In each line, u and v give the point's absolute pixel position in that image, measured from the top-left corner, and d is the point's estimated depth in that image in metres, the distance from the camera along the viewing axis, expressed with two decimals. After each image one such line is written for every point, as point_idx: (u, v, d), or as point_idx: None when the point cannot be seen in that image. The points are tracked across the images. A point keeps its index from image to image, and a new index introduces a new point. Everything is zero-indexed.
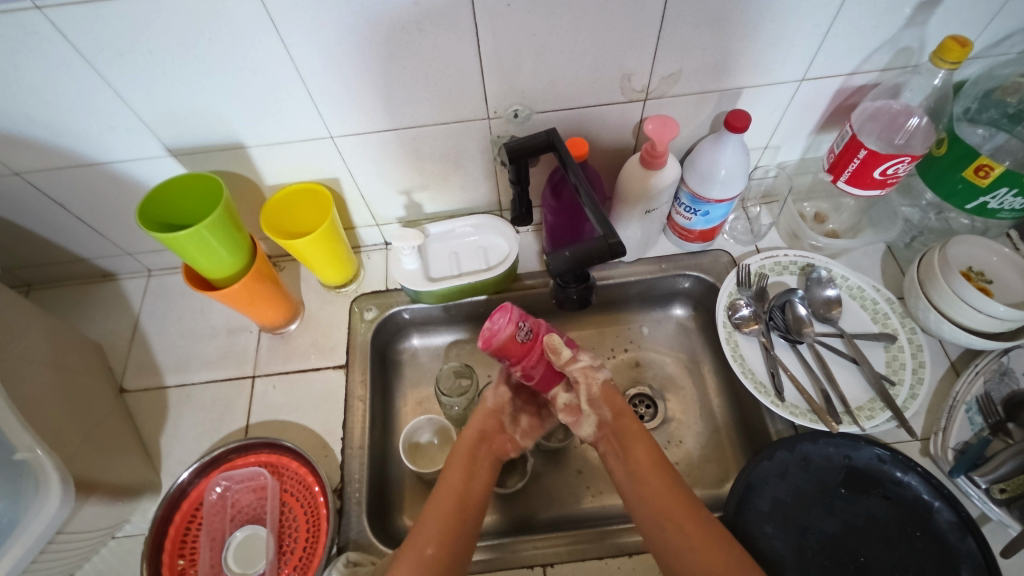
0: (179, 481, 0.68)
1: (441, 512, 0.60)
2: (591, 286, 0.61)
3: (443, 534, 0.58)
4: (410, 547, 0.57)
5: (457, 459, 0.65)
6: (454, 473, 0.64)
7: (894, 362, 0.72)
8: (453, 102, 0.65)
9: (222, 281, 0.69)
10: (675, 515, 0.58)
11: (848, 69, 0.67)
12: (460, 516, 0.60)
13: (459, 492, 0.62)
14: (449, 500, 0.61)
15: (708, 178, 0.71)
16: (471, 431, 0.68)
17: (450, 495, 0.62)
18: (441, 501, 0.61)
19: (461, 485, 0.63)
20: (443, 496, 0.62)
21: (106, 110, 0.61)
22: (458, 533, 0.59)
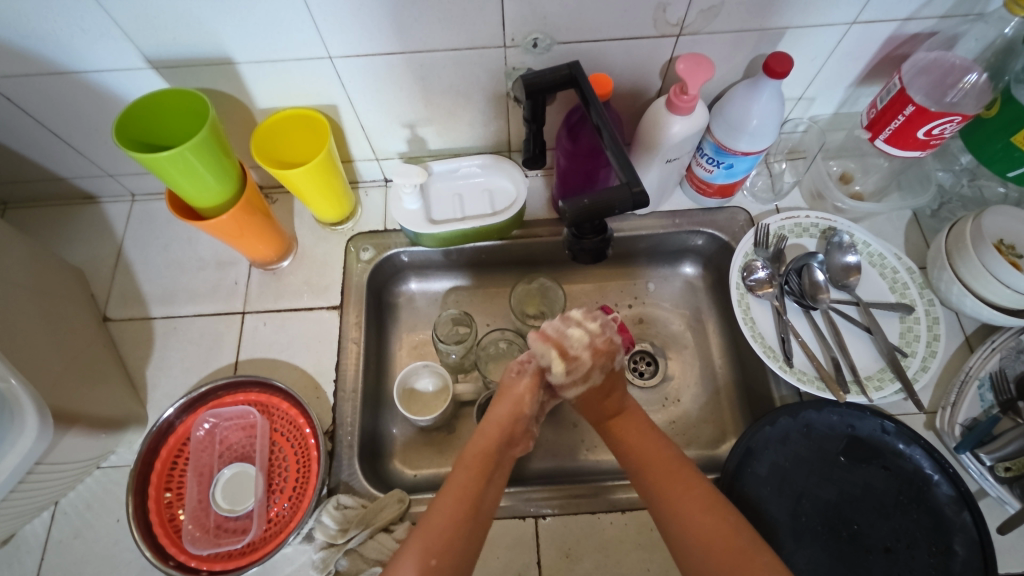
0: (165, 416, 0.66)
1: (448, 508, 0.54)
2: (607, 238, 0.56)
3: (450, 535, 0.52)
4: (411, 545, 0.51)
5: (471, 455, 0.59)
6: (463, 470, 0.57)
7: (908, 333, 0.70)
8: (467, 25, 0.59)
9: (210, 211, 0.64)
10: (681, 503, 0.55)
11: (904, 14, 0.61)
12: (468, 515, 0.54)
13: (466, 489, 0.56)
14: (456, 497, 0.55)
15: (737, 127, 0.66)
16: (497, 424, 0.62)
17: (459, 492, 0.55)
18: (448, 499, 0.55)
19: (471, 482, 0.56)
20: (450, 493, 0.55)
21: (77, 11, 0.54)
22: (462, 533, 0.53)
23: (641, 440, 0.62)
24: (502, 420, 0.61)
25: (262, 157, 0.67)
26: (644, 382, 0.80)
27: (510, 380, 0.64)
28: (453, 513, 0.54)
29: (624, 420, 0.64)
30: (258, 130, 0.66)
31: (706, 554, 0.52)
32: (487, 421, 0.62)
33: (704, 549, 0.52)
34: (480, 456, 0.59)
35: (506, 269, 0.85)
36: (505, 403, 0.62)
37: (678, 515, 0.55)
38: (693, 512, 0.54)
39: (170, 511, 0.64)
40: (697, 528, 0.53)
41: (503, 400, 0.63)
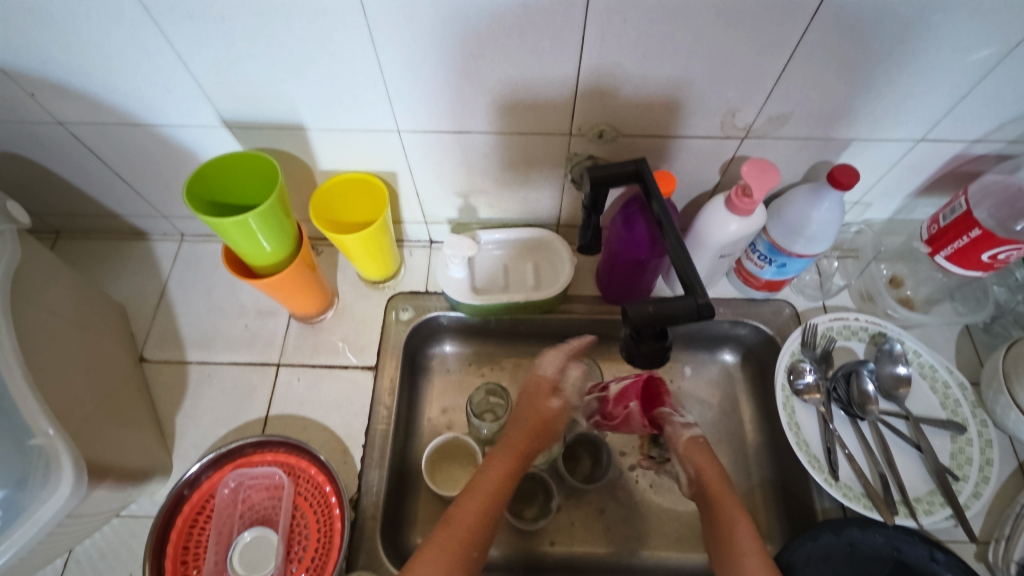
0: (188, 474, 0.64)
1: (476, 508, 0.55)
2: (667, 346, 0.51)
3: (480, 527, 0.55)
4: (437, 546, 0.52)
5: (505, 455, 0.60)
6: (497, 468, 0.59)
7: (960, 455, 0.67)
8: (537, 113, 0.60)
9: (265, 268, 0.65)
10: None
11: (973, 136, 0.61)
12: (494, 511, 0.56)
13: (497, 488, 0.57)
14: (489, 497, 0.57)
15: (795, 230, 0.65)
16: (520, 430, 0.62)
17: (492, 489, 0.57)
18: (480, 497, 0.56)
19: (502, 483, 0.58)
20: (481, 491, 0.57)
21: (163, 73, 0.56)
22: (489, 528, 0.56)
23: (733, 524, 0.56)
24: (545, 417, 0.63)
25: (316, 219, 0.68)
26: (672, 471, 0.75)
27: (539, 394, 0.64)
28: (484, 513, 0.55)
29: (721, 500, 0.58)
30: (318, 192, 0.67)
31: None
32: (514, 425, 0.62)
33: None
34: (509, 459, 0.59)
35: (540, 340, 0.83)
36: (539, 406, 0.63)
37: None
38: None
39: (185, 571, 0.62)
40: None
41: (546, 402, 0.63)
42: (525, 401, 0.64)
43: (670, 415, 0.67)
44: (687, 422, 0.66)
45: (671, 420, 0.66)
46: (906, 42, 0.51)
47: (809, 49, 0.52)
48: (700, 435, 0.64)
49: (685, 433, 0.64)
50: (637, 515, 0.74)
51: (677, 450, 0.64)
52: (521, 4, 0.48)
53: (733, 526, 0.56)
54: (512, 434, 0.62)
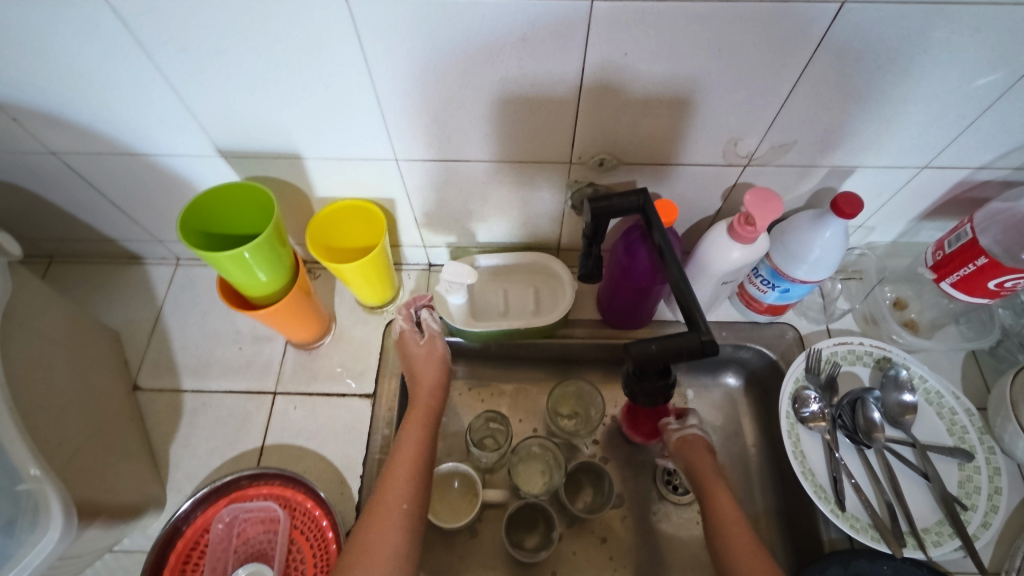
0: (176, 514, 0.63)
1: (405, 470, 0.59)
2: (672, 383, 0.50)
3: (409, 487, 0.58)
4: (375, 520, 0.55)
5: (409, 425, 0.63)
6: (411, 437, 0.62)
7: (968, 483, 0.66)
8: (537, 142, 0.59)
9: (262, 299, 0.64)
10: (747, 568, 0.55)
11: (978, 163, 0.60)
12: (421, 471, 0.60)
13: (416, 453, 0.61)
14: (409, 461, 0.60)
15: (797, 257, 0.64)
16: (423, 390, 0.67)
17: (412, 449, 0.61)
18: (402, 463, 0.59)
19: (418, 445, 0.61)
20: (405, 458, 0.60)
21: (157, 104, 0.55)
22: (421, 484, 0.59)
23: (720, 506, 0.60)
24: (430, 385, 0.68)
25: (314, 249, 0.67)
26: (678, 499, 0.74)
27: (417, 363, 0.69)
28: (408, 476, 0.58)
29: (710, 486, 0.62)
30: (314, 222, 0.66)
31: None
32: (413, 398, 0.67)
33: None
34: (419, 420, 0.64)
35: (540, 364, 0.82)
36: (424, 377, 0.68)
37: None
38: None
39: None
40: None
41: (422, 372, 0.68)
42: (412, 356, 0.70)
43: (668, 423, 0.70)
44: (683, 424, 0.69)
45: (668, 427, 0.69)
46: (911, 74, 0.50)
47: (813, 79, 0.51)
48: (695, 433, 0.67)
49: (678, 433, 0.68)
50: (640, 543, 0.72)
51: (671, 448, 0.68)
52: (521, 37, 0.47)
53: (722, 505, 0.60)
54: (413, 405, 0.66)
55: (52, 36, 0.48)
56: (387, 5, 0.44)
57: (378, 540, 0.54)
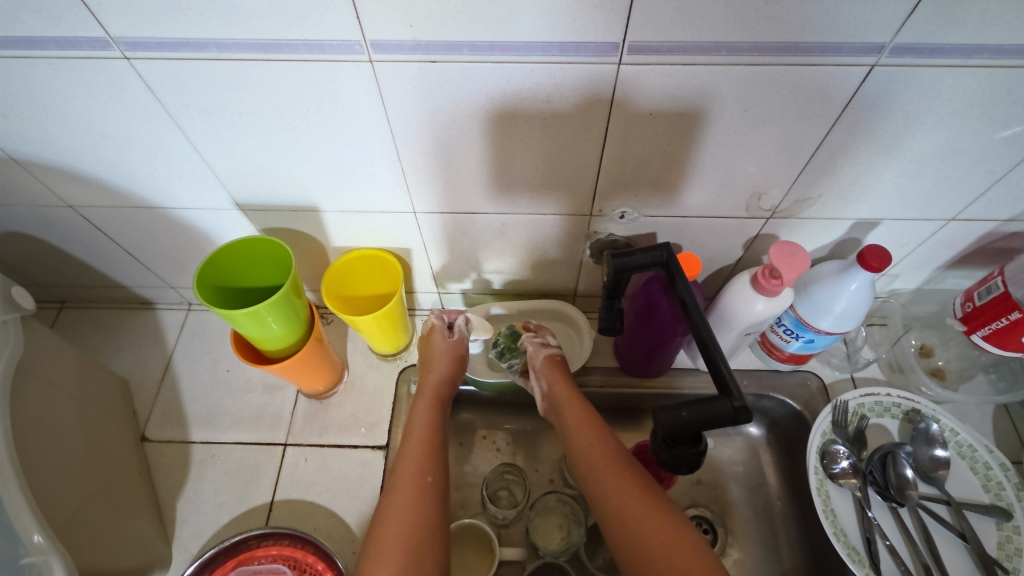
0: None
1: (417, 445, 0.57)
2: (702, 451, 0.48)
3: (426, 462, 0.55)
4: (395, 494, 0.52)
5: (418, 408, 0.62)
6: (422, 421, 0.60)
7: (1008, 545, 0.62)
8: (557, 197, 0.59)
9: (275, 353, 0.63)
10: (597, 458, 0.56)
11: (1006, 216, 0.59)
12: (435, 445, 0.58)
13: (427, 432, 0.59)
14: (421, 439, 0.58)
15: (823, 309, 0.63)
16: (433, 372, 0.67)
17: (423, 426, 0.60)
18: (416, 439, 0.58)
19: (431, 425, 0.60)
20: (419, 437, 0.58)
21: (178, 161, 0.55)
22: (438, 460, 0.56)
23: (587, 433, 0.59)
24: (442, 373, 0.67)
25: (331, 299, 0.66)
26: None
27: (436, 353, 0.68)
28: (424, 452, 0.56)
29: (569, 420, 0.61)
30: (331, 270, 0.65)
31: (627, 526, 0.50)
32: (421, 385, 0.66)
33: (627, 526, 0.50)
34: (428, 402, 0.63)
35: None
36: (439, 368, 0.67)
37: (603, 477, 0.54)
38: (616, 485, 0.53)
39: None
40: (617, 495, 0.53)
41: (438, 361, 0.67)
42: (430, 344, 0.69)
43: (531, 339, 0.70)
44: (547, 342, 0.70)
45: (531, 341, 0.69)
46: (940, 133, 0.50)
47: (839, 136, 0.50)
48: (556, 352, 0.69)
49: (543, 352, 0.68)
50: None
51: (536, 366, 0.67)
52: (546, 100, 0.47)
53: (585, 439, 0.58)
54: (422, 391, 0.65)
55: (77, 98, 0.48)
56: (414, 69, 0.44)
57: (395, 510, 0.51)
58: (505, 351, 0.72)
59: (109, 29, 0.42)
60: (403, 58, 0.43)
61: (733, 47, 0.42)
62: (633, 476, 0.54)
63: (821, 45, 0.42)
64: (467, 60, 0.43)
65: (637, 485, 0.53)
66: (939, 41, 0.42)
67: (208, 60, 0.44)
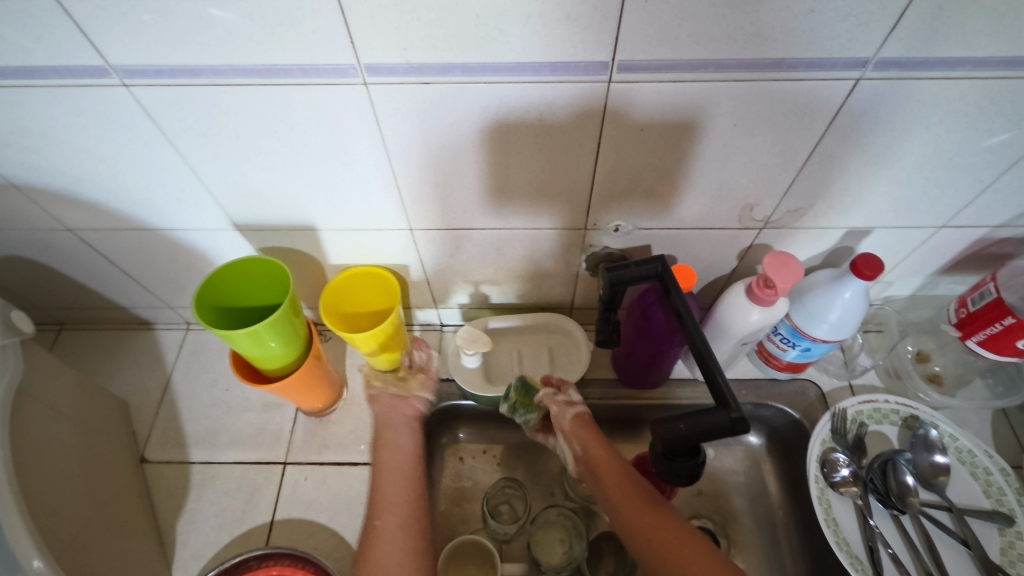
0: None
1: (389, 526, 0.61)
2: (701, 462, 0.49)
3: (397, 544, 0.60)
4: None
5: (382, 473, 0.66)
6: (393, 486, 0.65)
7: (1010, 551, 0.62)
8: (552, 212, 0.59)
9: (275, 371, 0.63)
10: (635, 511, 0.57)
11: (996, 222, 0.60)
12: (406, 520, 0.62)
13: (400, 503, 0.64)
14: (392, 516, 0.62)
15: (818, 318, 0.63)
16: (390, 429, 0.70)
17: (391, 497, 0.64)
18: (386, 518, 0.62)
19: (399, 495, 0.64)
20: (393, 507, 0.63)
21: (177, 184, 0.55)
22: (411, 538, 0.61)
23: (617, 484, 0.59)
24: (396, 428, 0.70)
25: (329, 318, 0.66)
26: None
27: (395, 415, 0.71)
28: (401, 526, 0.62)
29: (596, 469, 0.61)
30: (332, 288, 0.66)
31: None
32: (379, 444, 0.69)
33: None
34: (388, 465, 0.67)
35: None
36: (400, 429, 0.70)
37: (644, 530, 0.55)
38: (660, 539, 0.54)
39: None
40: (661, 548, 0.54)
41: (388, 417, 0.71)
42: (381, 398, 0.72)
43: (553, 395, 0.66)
44: (571, 399, 0.66)
45: (555, 399, 0.66)
46: (927, 142, 0.51)
47: (828, 148, 0.51)
48: (583, 410, 0.66)
49: (570, 412, 0.65)
50: None
51: (564, 428, 0.64)
52: (538, 118, 0.48)
53: (616, 490, 0.59)
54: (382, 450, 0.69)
55: (76, 125, 0.49)
56: (408, 91, 0.45)
57: None
58: (519, 407, 0.68)
59: (107, 57, 0.42)
60: (397, 80, 0.44)
61: (720, 64, 0.43)
62: (676, 528, 0.55)
63: (806, 61, 0.43)
64: (459, 82, 0.44)
65: (681, 538, 0.54)
66: (922, 54, 0.42)
67: (205, 85, 0.44)
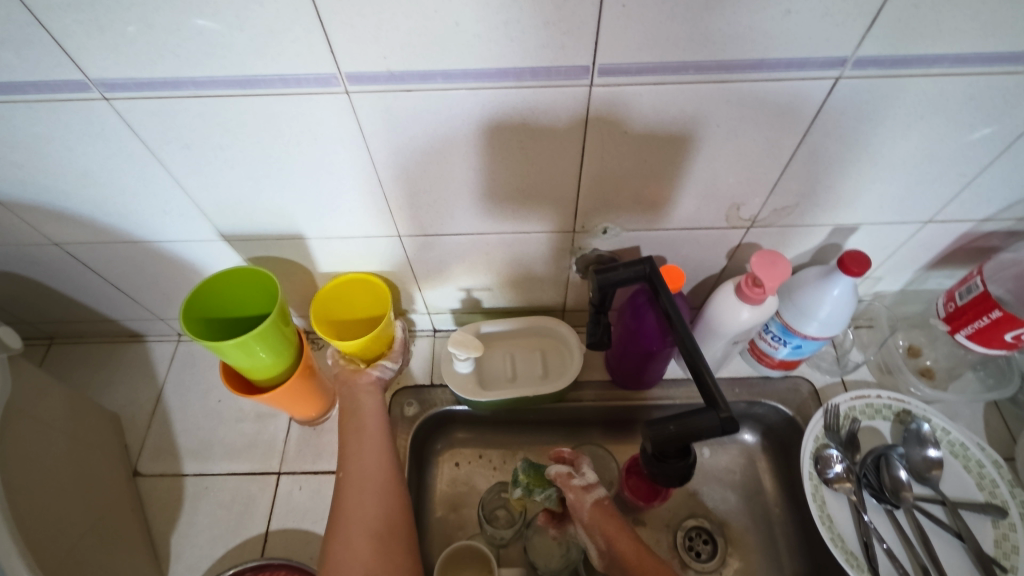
0: None
1: (354, 485, 0.60)
2: (692, 463, 0.49)
3: (362, 499, 0.59)
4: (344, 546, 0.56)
5: (346, 440, 0.64)
6: (358, 447, 0.63)
7: (1004, 543, 0.62)
8: (539, 215, 0.59)
9: (265, 381, 0.63)
10: None
11: (981, 216, 0.60)
12: (373, 479, 0.61)
13: (363, 462, 0.62)
14: (357, 473, 0.61)
15: (808, 315, 0.63)
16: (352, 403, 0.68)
17: (354, 457, 0.63)
18: (352, 475, 0.61)
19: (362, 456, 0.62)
20: (360, 466, 0.62)
21: (162, 196, 0.55)
22: (378, 493, 0.60)
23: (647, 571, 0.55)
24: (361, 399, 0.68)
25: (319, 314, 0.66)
26: (702, 566, 0.73)
27: (359, 390, 0.68)
28: (366, 483, 0.60)
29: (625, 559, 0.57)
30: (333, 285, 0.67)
31: None
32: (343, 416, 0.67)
33: None
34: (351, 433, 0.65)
35: (549, 428, 0.79)
36: (366, 403, 0.68)
37: None
38: None
39: None
40: None
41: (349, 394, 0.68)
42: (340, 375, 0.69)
43: (568, 478, 0.64)
44: (588, 482, 0.64)
45: (570, 484, 0.63)
46: (909, 139, 0.51)
47: (811, 147, 0.51)
48: (601, 493, 0.63)
49: (588, 498, 0.62)
50: None
51: (584, 518, 0.61)
52: (522, 122, 0.48)
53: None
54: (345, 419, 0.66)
55: (58, 139, 0.48)
56: (389, 99, 0.45)
57: None
58: (530, 488, 0.66)
59: (87, 71, 0.42)
60: (378, 88, 0.44)
61: (700, 66, 0.43)
62: None
63: (785, 61, 0.43)
64: (441, 88, 0.44)
65: None
66: (901, 52, 0.43)
67: (186, 97, 0.44)
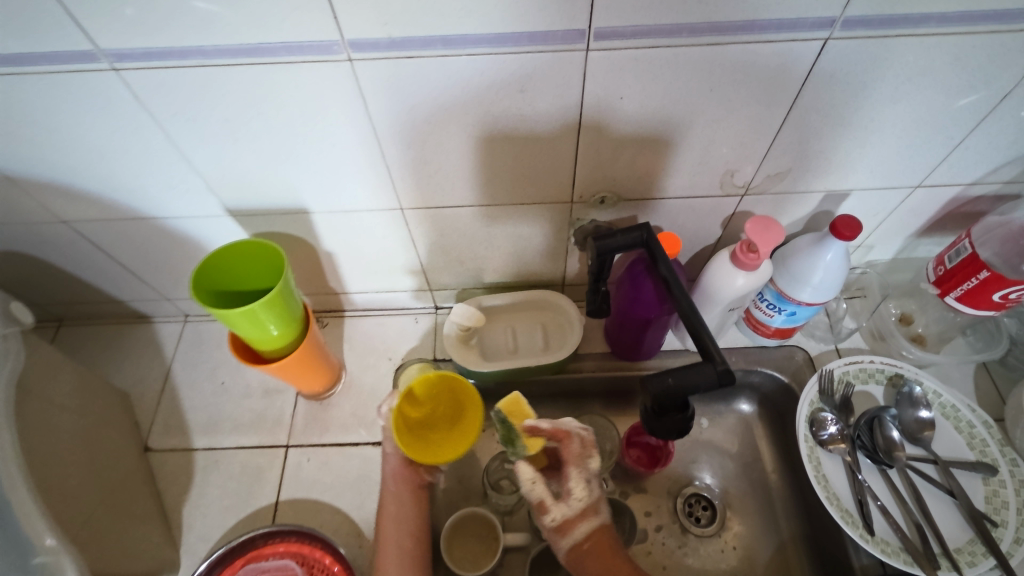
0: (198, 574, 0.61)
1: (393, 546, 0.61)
2: (691, 416, 0.50)
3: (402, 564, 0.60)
4: None
5: (387, 497, 0.65)
6: (395, 505, 0.64)
7: (995, 499, 0.64)
8: (538, 186, 0.61)
9: (271, 353, 0.64)
10: None
11: (970, 180, 0.62)
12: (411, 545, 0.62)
13: (405, 524, 0.63)
14: (397, 534, 0.62)
15: (801, 281, 0.65)
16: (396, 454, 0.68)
17: (394, 516, 0.64)
18: (391, 537, 0.62)
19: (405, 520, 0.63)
20: (399, 528, 0.63)
21: (170, 170, 0.56)
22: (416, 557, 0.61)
23: None
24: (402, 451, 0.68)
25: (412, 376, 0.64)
26: (701, 531, 0.75)
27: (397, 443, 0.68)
28: (404, 546, 0.62)
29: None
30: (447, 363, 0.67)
31: None
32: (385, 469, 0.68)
33: None
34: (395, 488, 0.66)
35: (550, 400, 0.81)
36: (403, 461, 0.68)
37: None
38: None
39: None
40: None
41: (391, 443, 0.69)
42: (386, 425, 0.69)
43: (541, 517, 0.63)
44: (560, 517, 0.62)
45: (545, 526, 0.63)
46: (897, 101, 0.52)
47: (802, 111, 0.53)
48: (575, 525, 0.61)
49: (561, 541, 0.61)
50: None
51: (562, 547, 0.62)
52: (520, 90, 0.49)
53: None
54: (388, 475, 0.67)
55: (67, 113, 0.49)
56: (390, 66, 0.46)
57: None
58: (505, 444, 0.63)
59: (96, 42, 0.43)
60: (379, 55, 0.45)
61: (692, 29, 0.44)
62: None
63: (776, 22, 0.44)
64: (441, 55, 0.46)
65: None
66: (887, 12, 0.44)
67: (192, 67, 0.45)
